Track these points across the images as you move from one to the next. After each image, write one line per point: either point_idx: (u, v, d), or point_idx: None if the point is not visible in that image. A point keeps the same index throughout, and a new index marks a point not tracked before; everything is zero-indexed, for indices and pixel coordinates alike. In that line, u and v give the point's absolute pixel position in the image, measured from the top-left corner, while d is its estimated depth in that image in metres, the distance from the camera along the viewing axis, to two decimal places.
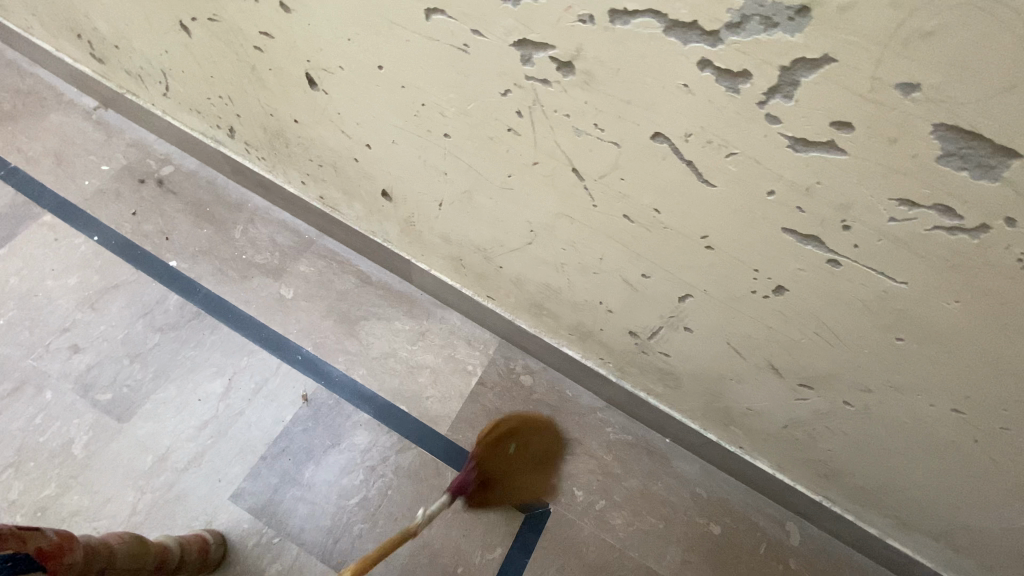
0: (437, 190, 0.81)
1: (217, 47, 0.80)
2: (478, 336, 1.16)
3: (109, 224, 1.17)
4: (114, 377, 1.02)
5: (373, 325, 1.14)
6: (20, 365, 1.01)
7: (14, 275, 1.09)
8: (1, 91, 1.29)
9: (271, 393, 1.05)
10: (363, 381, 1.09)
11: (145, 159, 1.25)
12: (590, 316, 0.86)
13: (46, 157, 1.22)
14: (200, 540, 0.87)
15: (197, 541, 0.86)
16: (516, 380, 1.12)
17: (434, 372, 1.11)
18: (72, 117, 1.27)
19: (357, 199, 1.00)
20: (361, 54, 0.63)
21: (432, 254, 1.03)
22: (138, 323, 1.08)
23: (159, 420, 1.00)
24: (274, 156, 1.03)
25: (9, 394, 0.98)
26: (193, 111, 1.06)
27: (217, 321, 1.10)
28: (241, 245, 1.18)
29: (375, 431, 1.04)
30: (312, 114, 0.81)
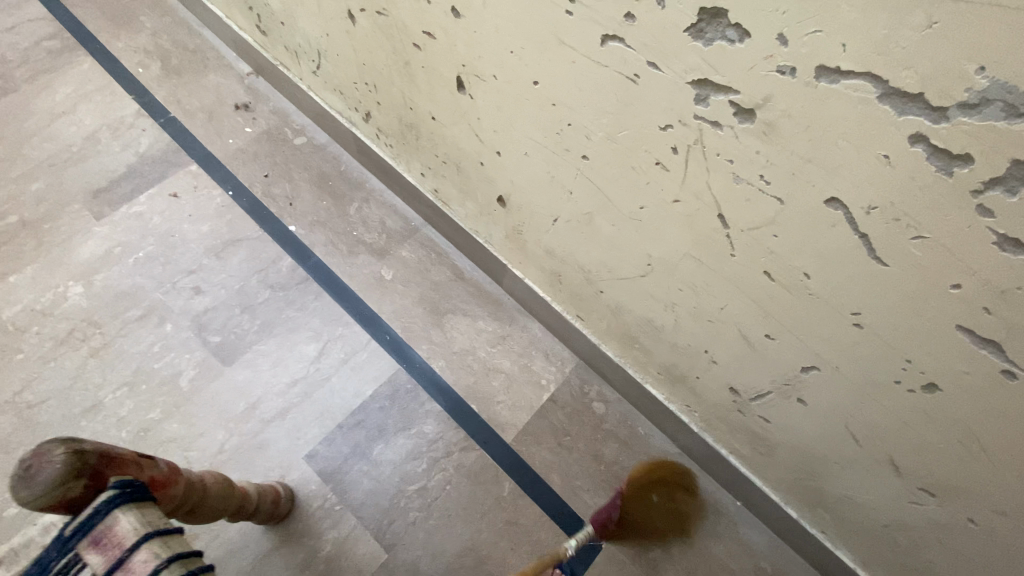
0: (556, 206, 0.80)
1: (377, 39, 0.84)
2: (558, 352, 1.14)
3: (243, 183, 1.27)
4: (225, 323, 1.11)
5: (459, 321, 1.16)
6: (149, 296, 1.12)
7: (157, 215, 1.21)
8: (174, 48, 1.43)
9: (357, 365, 1.10)
10: (441, 373, 1.11)
11: (283, 127, 1.34)
12: (688, 361, 0.83)
13: (199, 111, 1.34)
14: (274, 492, 0.92)
15: (271, 492, 0.91)
16: (589, 405, 1.10)
17: (509, 379, 1.11)
18: (228, 79, 1.39)
19: (471, 198, 1.01)
20: (521, 67, 0.64)
21: (531, 265, 1.03)
22: (253, 278, 1.16)
23: (256, 370, 1.07)
24: (402, 145, 1.07)
25: (136, 320, 1.09)
26: (336, 92, 1.13)
27: (320, 289, 1.17)
28: (352, 222, 1.25)
29: (444, 424, 1.06)
30: (451, 114, 0.83)
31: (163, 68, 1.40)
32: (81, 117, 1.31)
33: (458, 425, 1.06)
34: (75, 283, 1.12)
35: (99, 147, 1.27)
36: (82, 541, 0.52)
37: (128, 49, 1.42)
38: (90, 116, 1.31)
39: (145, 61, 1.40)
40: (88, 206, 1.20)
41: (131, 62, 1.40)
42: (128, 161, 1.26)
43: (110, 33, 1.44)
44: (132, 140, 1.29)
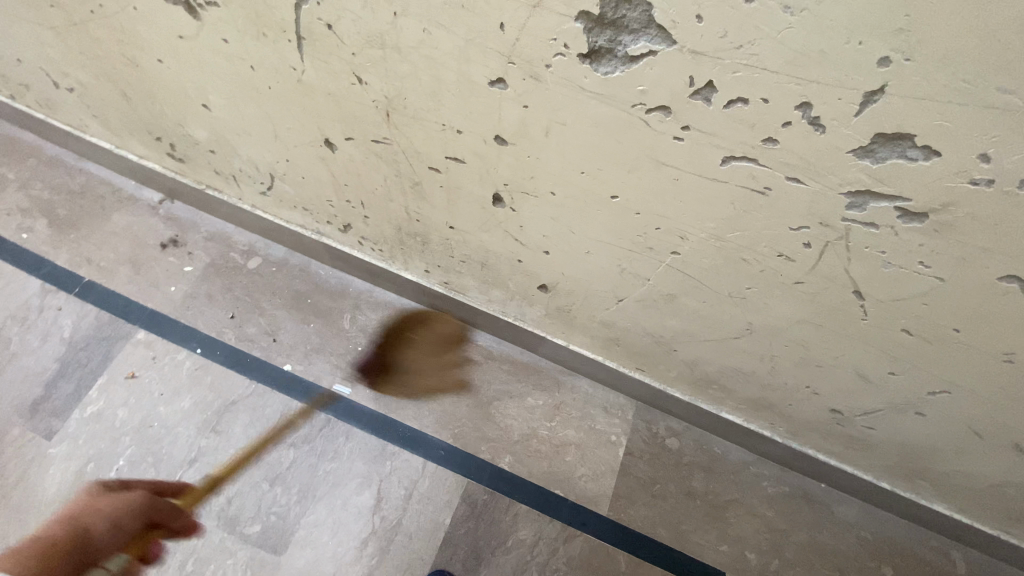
0: (624, 290, 0.74)
1: (371, 163, 0.72)
2: (615, 402, 1.11)
3: (211, 333, 1.08)
4: (259, 506, 0.95)
5: (507, 405, 1.09)
6: (155, 509, 0.93)
7: (122, 406, 1.00)
8: (56, 196, 1.18)
9: (424, 495, 0.99)
10: (512, 469, 1.03)
11: (229, 252, 1.15)
12: (783, 395, 0.83)
13: (120, 265, 1.12)
14: None
15: None
16: (663, 445, 1.08)
17: (580, 449, 1.06)
18: (139, 214, 1.17)
19: (497, 287, 0.92)
20: (593, 184, 0.56)
21: (577, 334, 0.95)
22: (268, 441, 1.00)
23: (317, 545, 0.94)
24: (400, 250, 0.96)
25: (151, 543, 0.91)
26: (298, 209, 0.98)
27: (349, 426, 1.03)
28: (354, 336, 1.12)
29: (538, 522, 0.99)
30: (479, 223, 0.74)
31: (52, 225, 1.15)
32: None
33: (551, 517, 1.00)
34: None
35: (11, 348, 1.03)
36: None
37: None
38: None
39: (27, 222, 1.15)
40: (29, 426, 0.97)
41: (8, 229, 1.14)
42: (58, 352, 1.03)
43: None
44: (51, 325, 1.06)
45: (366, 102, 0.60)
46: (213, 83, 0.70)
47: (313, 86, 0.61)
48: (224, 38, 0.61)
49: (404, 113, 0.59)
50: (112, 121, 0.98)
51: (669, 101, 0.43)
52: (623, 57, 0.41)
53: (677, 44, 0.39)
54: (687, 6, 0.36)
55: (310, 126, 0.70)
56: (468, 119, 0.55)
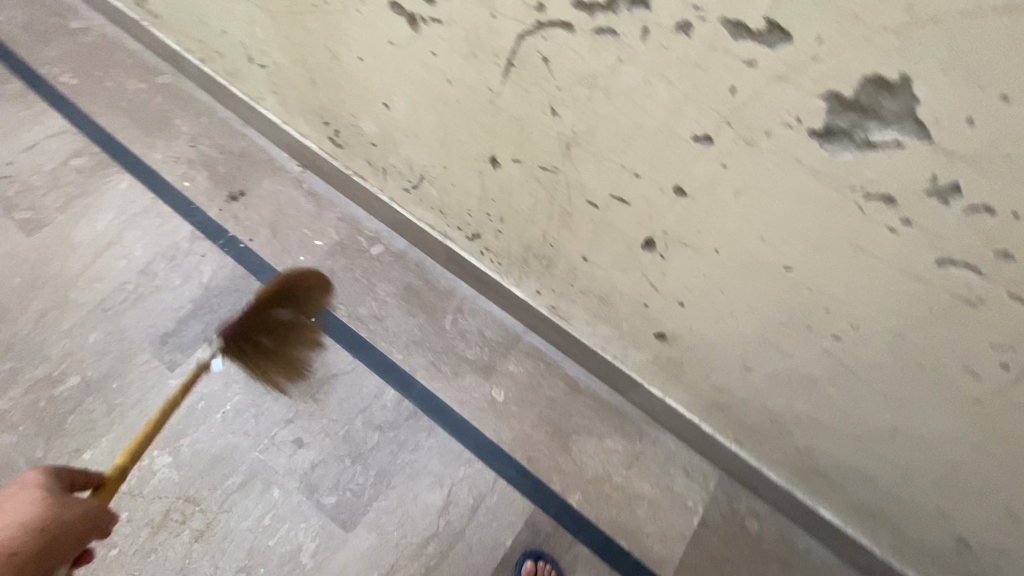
0: (755, 359, 0.71)
1: (528, 184, 0.74)
2: (698, 466, 1.06)
3: (327, 306, 1.16)
4: (338, 480, 1.00)
5: (586, 442, 1.07)
6: (248, 457, 1.00)
7: None
8: (218, 153, 1.31)
9: (491, 511, 1.00)
10: (580, 507, 1.02)
11: (357, 235, 1.24)
12: (903, 508, 0.76)
13: (261, 227, 1.22)
14: None
15: None
16: (741, 523, 1.03)
17: (652, 505, 1.03)
18: (284, 184, 1.28)
19: (610, 324, 0.91)
20: (769, 253, 0.55)
21: (681, 389, 0.92)
22: (357, 420, 1.05)
23: (383, 532, 0.96)
24: (520, 267, 0.98)
25: (238, 489, 0.97)
26: (433, 210, 1.03)
27: (433, 423, 1.06)
28: (451, 338, 1.16)
29: (597, 568, 0.97)
30: (619, 262, 0.74)
31: (210, 179, 1.27)
32: (130, 247, 1.18)
33: (611, 567, 0.98)
34: (159, 452, 0.99)
35: (157, 282, 1.14)
36: None
37: (167, 160, 1.29)
38: (140, 245, 1.18)
39: (189, 172, 1.28)
40: (158, 354, 1.07)
41: (175, 175, 1.27)
42: (194, 294, 1.14)
43: (144, 142, 1.31)
44: (193, 268, 1.16)
45: (550, 131, 0.62)
46: (402, 87, 0.76)
47: (502, 107, 0.64)
48: (433, 52, 0.65)
49: (586, 148, 0.60)
50: (289, 99, 1.07)
51: (897, 192, 0.43)
52: (860, 141, 0.42)
53: (933, 141, 0.39)
54: (960, 109, 0.36)
55: (481, 141, 0.73)
56: (654, 167, 0.56)
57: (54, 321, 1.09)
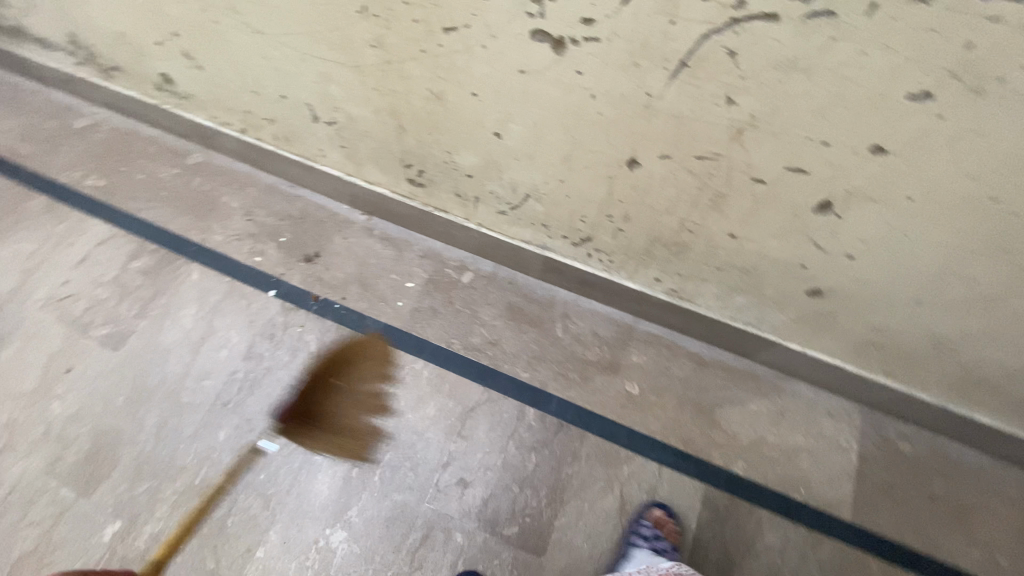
0: (933, 292, 0.74)
1: (675, 178, 0.74)
2: (838, 406, 1.10)
3: (441, 344, 1.16)
4: (514, 509, 1.00)
5: (730, 411, 1.09)
6: (420, 511, 0.99)
7: (374, 415, 1.07)
8: (278, 221, 1.28)
9: (667, 499, 1.01)
10: (747, 474, 1.04)
11: (444, 268, 1.24)
12: None
13: (349, 283, 1.22)
14: None
15: None
16: (895, 448, 1.07)
17: (811, 453, 1.06)
18: (356, 236, 1.26)
19: (746, 294, 0.94)
20: (977, 188, 0.58)
21: (825, 337, 0.96)
22: (509, 446, 1.06)
23: (575, 547, 0.97)
24: (639, 260, 0.99)
25: (421, 545, 0.97)
26: (534, 225, 1.03)
27: (582, 430, 1.07)
28: (568, 345, 1.16)
29: (783, 527, 0.99)
30: (777, 231, 0.76)
31: (280, 248, 1.25)
32: (225, 335, 1.14)
33: (795, 522, 1.00)
34: (332, 529, 0.97)
35: (267, 362, 1.12)
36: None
37: (229, 239, 1.25)
38: (234, 330, 1.15)
39: (257, 246, 1.25)
40: (294, 435, 1.05)
41: (243, 253, 1.24)
42: (308, 366, 1.12)
43: (199, 227, 1.27)
44: (297, 340, 1.14)
45: (722, 120, 0.63)
46: (526, 112, 0.75)
47: (661, 109, 0.65)
48: (580, 70, 0.65)
49: (765, 129, 0.62)
50: (360, 150, 1.06)
51: None
52: None
53: None
54: None
55: (622, 145, 0.73)
56: (850, 131, 0.58)
57: (176, 428, 1.05)
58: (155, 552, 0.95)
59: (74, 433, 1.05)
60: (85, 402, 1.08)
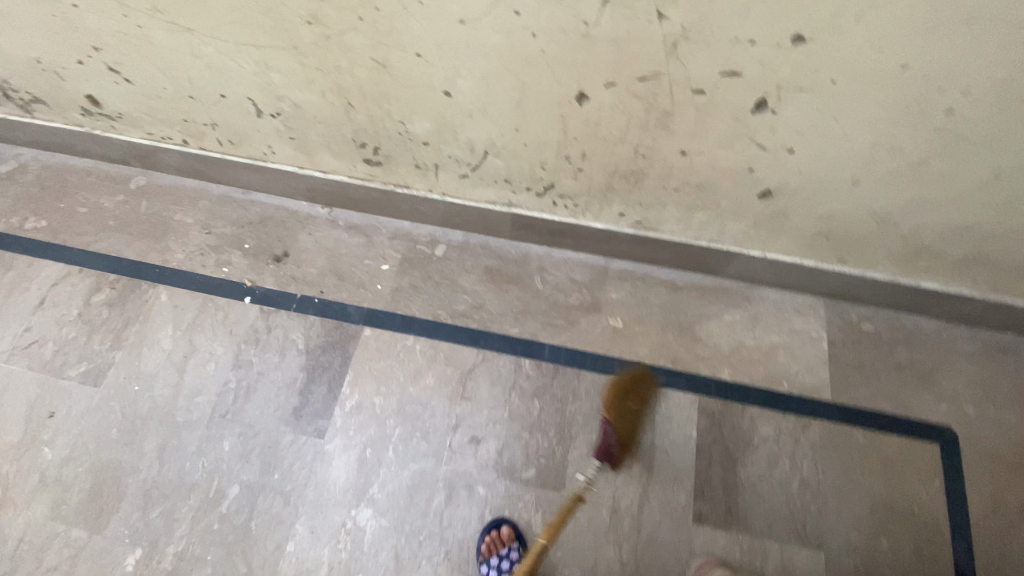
0: (867, 169, 0.82)
1: (623, 104, 0.79)
2: (804, 302, 1.19)
3: (428, 317, 1.18)
4: (528, 453, 1.05)
5: (709, 325, 1.16)
6: (440, 474, 1.03)
7: (376, 395, 1.09)
8: (238, 229, 1.26)
9: (666, 416, 1.08)
10: (734, 379, 1.12)
11: (415, 245, 1.25)
12: (1005, 241, 0.92)
13: (324, 276, 1.21)
14: None
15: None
16: (859, 330, 1.17)
17: (787, 349, 1.15)
18: (321, 229, 1.26)
19: (705, 210, 1.00)
20: (887, 59, 0.65)
21: (782, 237, 1.03)
22: (512, 398, 1.10)
23: (591, 476, 1.03)
24: (601, 199, 1.03)
25: (447, 504, 1.00)
26: (496, 183, 1.06)
27: (578, 370, 1.12)
28: (549, 295, 1.20)
29: (774, 419, 1.08)
30: (723, 139, 0.82)
31: (247, 254, 1.23)
32: (209, 349, 1.13)
33: (783, 412, 1.09)
34: (358, 509, 0.99)
35: (257, 367, 1.11)
36: None
37: (192, 256, 1.23)
38: (217, 342, 1.14)
39: (222, 257, 1.23)
40: (301, 430, 1.06)
41: (209, 267, 1.22)
42: (300, 363, 1.12)
43: (158, 249, 1.24)
44: (284, 340, 1.14)
45: (656, 37, 0.68)
46: (472, 64, 0.78)
47: (599, 36, 0.69)
48: (519, 11, 0.68)
49: (697, 38, 0.67)
50: (311, 138, 1.05)
51: None
52: None
53: None
54: None
55: (569, 81, 0.77)
56: (772, 25, 0.63)
57: (178, 448, 1.04)
58: (185, 568, 0.95)
59: (73, 474, 1.03)
60: (78, 443, 1.05)
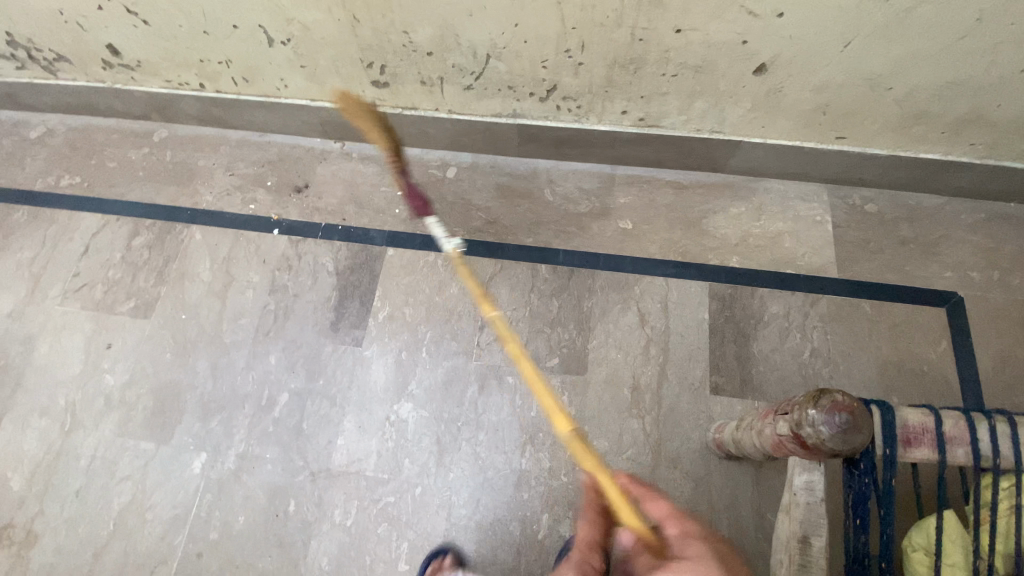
0: (856, 26, 0.87)
1: None
2: (807, 190, 1.23)
3: (446, 234, 1.24)
4: (551, 345, 1.12)
5: (717, 218, 1.20)
6: (471, 367, 1.11)
7: (406, 306, 1.17)
8: (259, 168, 1.32)
9: (680, 302, 1.13)
10: (743, 265, 1.16)
11: (428, 170, 1.31)
12: (995, 92, 0.96)
13: (344, 205, 1.28)
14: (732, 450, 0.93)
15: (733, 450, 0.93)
16: (862, 211, 1.21)
17: (793, 233, 1.19)
18: (337, 163, 1.32)
19: (704, 96, 1.04)
20: None
21: (780, 118, 1.07)
22: (532, 298, 1.16)
23: (612, 360, 1.09)
24: (603, 95, 1.07)
25: (481, 393, 1.09)
26: (501, 91, 1.11)
27: (593, 268, 1.18)
28: (560, 204, 1.24)
29: (783, 297, 1.13)
30: (716, 9, 0.86)
31: (270, 191, 1.30)
32: (245, 278, 1.20)
33: (792, 291, 1.13)
34: (399, 403, 1.08)
35: (292, 290, 1.19)
36: (900, 447, 0.60)
37: (219, 196, 1.30)
38: (253, 271, 1.21)
39: (248, 195, 1.29)
40: (339, 340, 1.14)
41: (236, 205, 1.29)
42: (331, 283, 1.19)
43: (187, 193, 1.31)
44: (314, 265, 1.21)
45: None
46: None
47: None
48: None
49: None
50: (322, 64, 1.10)
51: None
52: None
53: None
54: None
55: None
56: None
57: (228, 364, 1.12)
58: (246, 467, 1.04)
59: (135, 395, 1.11)
60: (135, 368, 1.14)
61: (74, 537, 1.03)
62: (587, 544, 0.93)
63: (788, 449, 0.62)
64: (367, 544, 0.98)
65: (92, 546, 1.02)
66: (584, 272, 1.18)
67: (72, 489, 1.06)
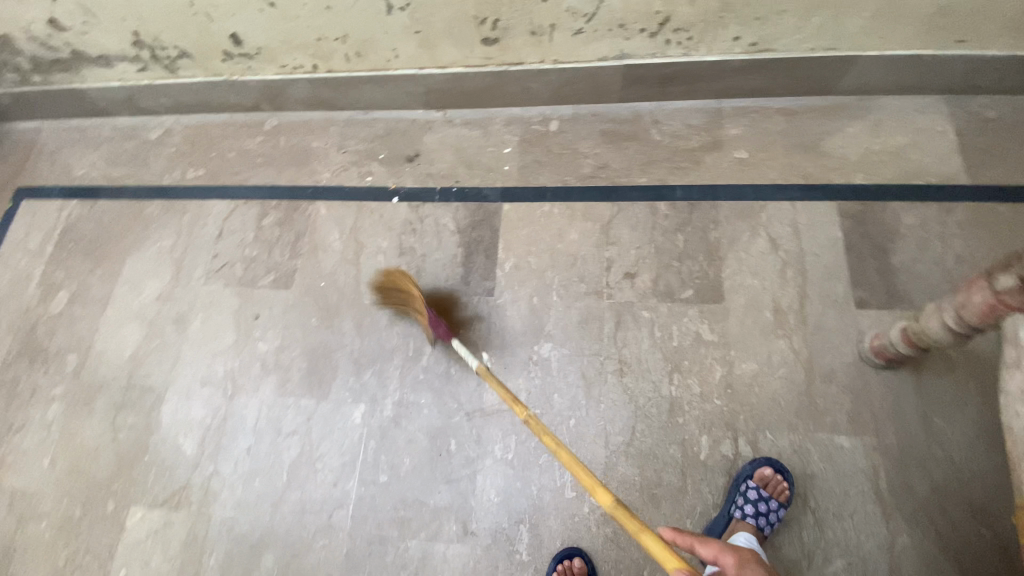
0: None
1: None
2: (926, 102, 1.20)
3: (558, 184, 1.27)
4: (683, 277, 1.13)
5: (834, 139, 1.19)
6: (605, 305, 1.13)
7: (531, 254, 1.20)
8: (369, 143, 1.38)
9: (808, 224, 1.13)
10: (869, 182, 1.15)
11: (531, 126, 1.33)
12: None
13: (456, 168, 1.32)
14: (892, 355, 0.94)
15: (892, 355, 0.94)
16: (988, 116, 1.17)
17: (917, 146, 1.17)
18: (442, 129, 1.36)
19: (823, 8, 1.04)
20: None
21: (902, 24, 1.06)
22: (656, 235, 1.17)
23: (747, 286, 1.10)
24: (716, 21, 1.08)
25: (619, 328, 1.11)
26: (611, 32, 1.13)
27: (713, 201, 1.18)
28: (669, 143, 1.25)
29: (917, 208, 1.11)
30: None
31: (383, 162, 1.35)
32: (374, 244, 1.26)
33: (926, 202, 1.11)
34: (541, 344, 1.11)
35: (420, 251, 1.24)
36: None
37: (336, 172, 1.36)
38: (380, 236, 1.27)
39: (362, 168, 1.35)
40: (473, 291, 1.18)
41: (354, 178, 1.35)
42: (456, 240, 1.24)
43: (305, 173, 1.38)
44: (437, 226, 1.26)
45: None
46: None
47: None
48: None
49: None
50: (436, 26, 1.15)
51: None
52: None
53: None
54: None
55: None
56: None
57: (371, 323, 1.18)
58: (405, 414, 1.10)
59: (288, 358, 1.18)
60: (285, 335, 1.21)
61: (250, 491, 1.10)
62: (770, 472, 0.94)
63: (1003, 308, 0.64)
64: (532, 474, 1.02)
65: (269, 498, 1.08)
66: (704, 206, 1.18)
67: (241, 448, 1.13)
